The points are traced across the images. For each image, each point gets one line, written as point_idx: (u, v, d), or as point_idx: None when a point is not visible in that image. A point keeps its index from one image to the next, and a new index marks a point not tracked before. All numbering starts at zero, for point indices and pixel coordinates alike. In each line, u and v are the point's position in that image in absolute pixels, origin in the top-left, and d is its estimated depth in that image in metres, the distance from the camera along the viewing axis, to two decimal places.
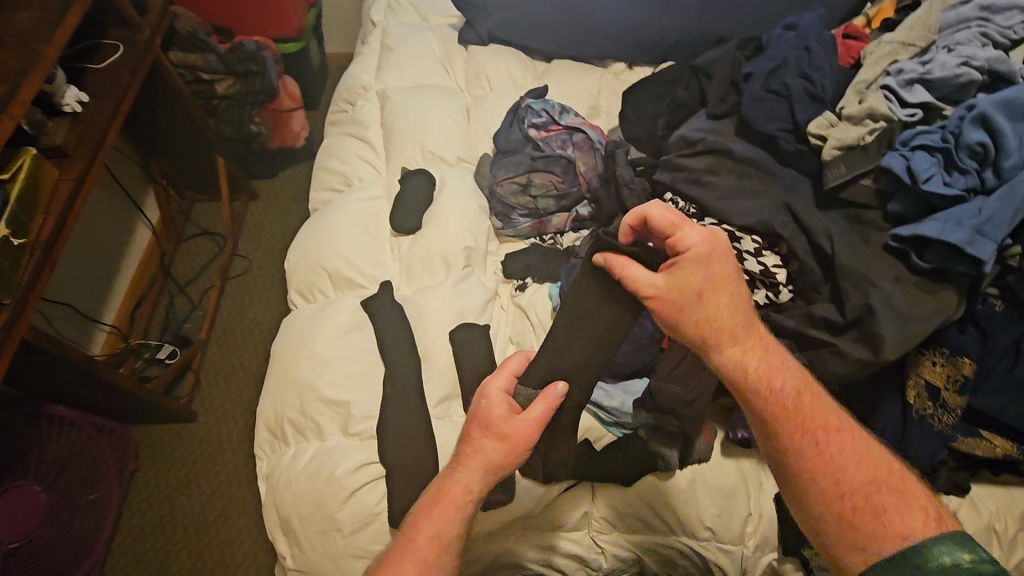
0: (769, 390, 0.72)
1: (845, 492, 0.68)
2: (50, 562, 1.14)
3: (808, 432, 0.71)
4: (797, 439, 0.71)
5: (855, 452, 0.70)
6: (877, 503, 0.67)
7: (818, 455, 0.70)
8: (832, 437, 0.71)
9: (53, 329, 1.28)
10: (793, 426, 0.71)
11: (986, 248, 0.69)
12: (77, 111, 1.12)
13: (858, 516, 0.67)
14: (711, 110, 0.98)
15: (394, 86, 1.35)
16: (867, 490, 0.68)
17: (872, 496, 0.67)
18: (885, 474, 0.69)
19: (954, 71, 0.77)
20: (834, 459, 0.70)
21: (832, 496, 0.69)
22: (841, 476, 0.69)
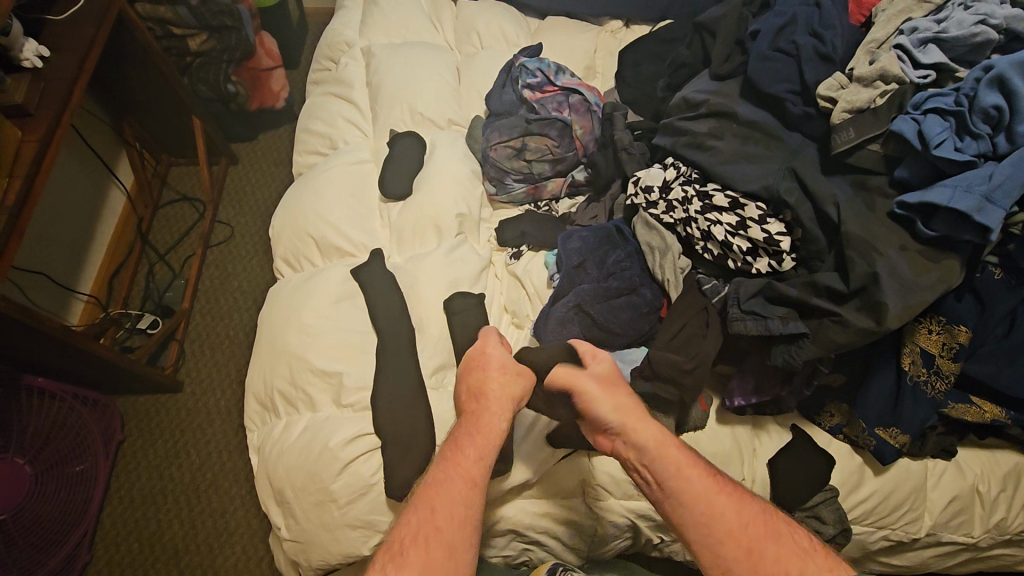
0: (671, 463, 0.78)
1: (749, 536, 0.72)
2: (38, 533, 1.14)
3: (711, 494, 0.76)
4: (700, 495, 0.76)
5: (749, 502, 0.76)
6: (776, 531, 0.73)
7: (726, 508, 0.74)
8: (733, 494, 0.76)
9: (28, 299, 1.23)
10: (695, 489, 0.76)
11: (994, 216, 0.68)
12: (38, 67, 1.04)
13: (764, 555, 0.71)
14: (715, 71, 0.95)
15: (380, 42, 1.29)
16: (768, 528, 0.73)
17: (773, 531, 0.73)
18: (777, 517, 0.75)
19: (971, 30, 0.74)
20: (737, 514, 0.74)
21: (739, 544, 0.72)
22: (743, 523, 0.73)
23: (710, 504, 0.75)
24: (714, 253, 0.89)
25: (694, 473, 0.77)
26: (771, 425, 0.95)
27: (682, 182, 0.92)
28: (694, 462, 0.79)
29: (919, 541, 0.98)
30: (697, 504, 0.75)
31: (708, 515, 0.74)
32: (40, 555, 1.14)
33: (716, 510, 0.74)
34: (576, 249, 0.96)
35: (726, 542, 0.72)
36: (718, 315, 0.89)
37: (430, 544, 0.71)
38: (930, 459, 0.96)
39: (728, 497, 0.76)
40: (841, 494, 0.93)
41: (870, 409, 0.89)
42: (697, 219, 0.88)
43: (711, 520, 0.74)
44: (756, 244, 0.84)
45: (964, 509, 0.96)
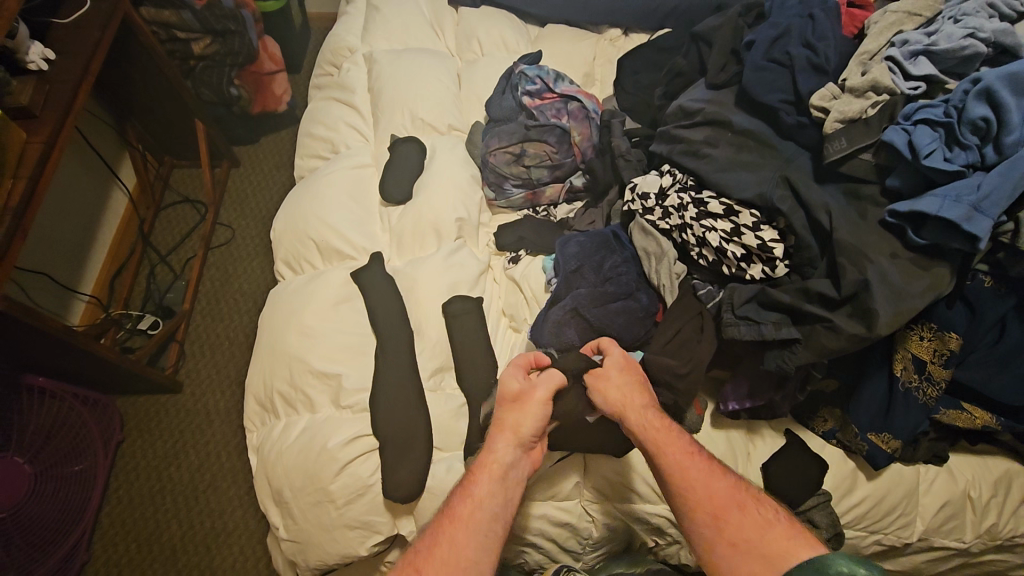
0: (652, 437, 0.81)
1: (715, 506, 0.75)
2: (37, 532, 1.14)
3: (682, 466, 0.78)
4: (671, 466, 0.79)
5: (721, 476, 0.78)
6: (743, 505, 0.75)
7: (694, 480, 0.77)
8: (704, 469, 0.79)
9: (30, 299, 1.24)
10: (669, 462, 0.79)
11: (983, 225, 0.69)
12: (44, 69, 1.06)
13: (729, 523, 0.74)
14: (711, 80, 0.97)
15: (382, 48, 1.30)
16: (733, 500, 0.75)
17: (739, 503, 0.75)
18: (746, 493, 0.77)
19: (959, 43, 0.76)
20: (705, 485, 0.77)
21: (706, 513, 0.75)
22: (710, 495, 0.76)
23: (681, 475, 0.78)
24: (709, 259, 0.90)
25: (671, 447, 0.80)
26: (765, 430, 0.96)
27: (678, 189, 0.94)
28: (674, 437, 0.81)
29: (911, 545, 0.99)
30: (669, 475, 0.78)
31: (678, 484, 0.78)
32: (38, 555, 1.14)
33: (687, 480, 0.77)
34: (573, 253, 0.97)
35: (696, 510, 0.76)
36: (713, 320, 0.90)
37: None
38: (922, 465, 0.97)
39: (699, 469, 0.78)
40: (834, 498, 0.94)
41: (863, 415, 0.90)
42: (692, 226, 0.90)
43: (682, 489, 0.77)
44: (750, 250, 0.85)
45: (956, 514, 0.97)
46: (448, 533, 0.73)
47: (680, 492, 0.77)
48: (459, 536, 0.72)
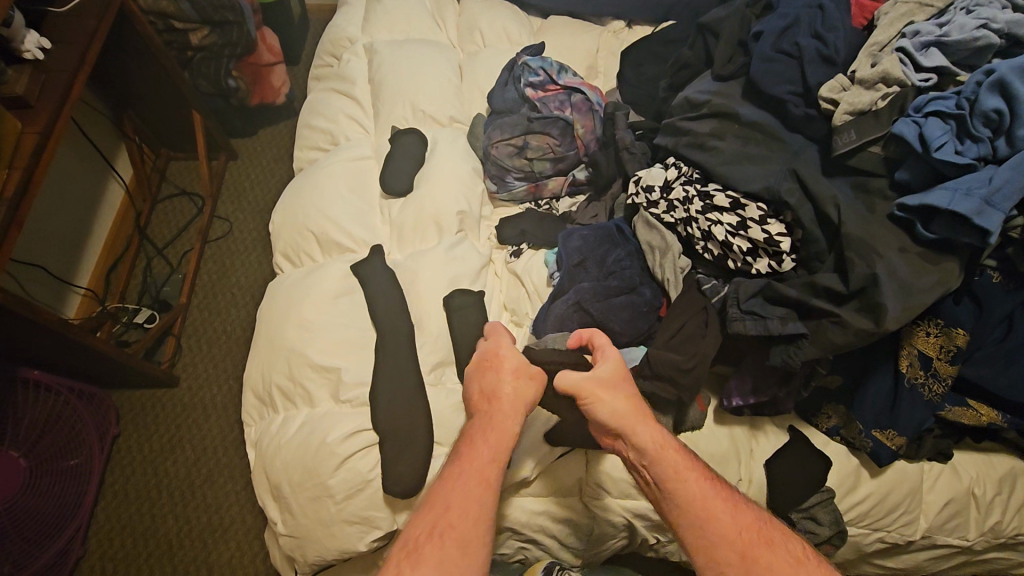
0: (668, 465, 0.76)
1: (743, 542, 0.71)
2: (31, 527, 1.13)
3: (706, 497, 0.74)
4: (693, 499, 0.74)
5: (747, 509, 0.74)
6: (771, 541, 0.71)
7: (720, 513, 0.73)
8: (732, 502, 0.75)
9: (25, 292, 1.23)
10: (692, 492, 0.75)
11: (994, 219, 0.68)
12: (39, 59, 1.04)
13: (758, 564, 0.69)
14: (718, 72, 0.96)
15: (383, 38, 1.29)
16: (764, 535, 0.72)
17: (768, 539, 0.71)
18: (774, 526, 0.73)
19: (972, 34, 0.74)
20: (732, 518, 0.73)
21: (733, 550, 0.71)
22: (739, 529, 0.72)
23: (702, 503, 0.74)
24: (714, 253, 0.90)
25: (693, 477, 0.76)
26: (768, 426, 0.95)
27: (683, 182, 0.92)
28: (693, 464, 0.78)
29: (914, 543, 0.99)
30: (690, 508, 0.74)
31: (701, 519, 0.73)
32: (32, 549, 1.13)
33: (716, 516, 0.73)
34: (576, 247, 0.96)
35: (721, 546, 0.71)
36: (717, 315, 0.89)
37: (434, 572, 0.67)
38: (926, 462, 0.96)
39: (724, 502, 0.74)
40: (838, 495, 0.93)
41: (868, 412, 0.89)
42: (698, 219, 0.89)
43: (706, 525, 0.73)
44: (756, 244, 0.84)
45: (959, 511, 0.96)
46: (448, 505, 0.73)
47: (701, 525, 0.73)
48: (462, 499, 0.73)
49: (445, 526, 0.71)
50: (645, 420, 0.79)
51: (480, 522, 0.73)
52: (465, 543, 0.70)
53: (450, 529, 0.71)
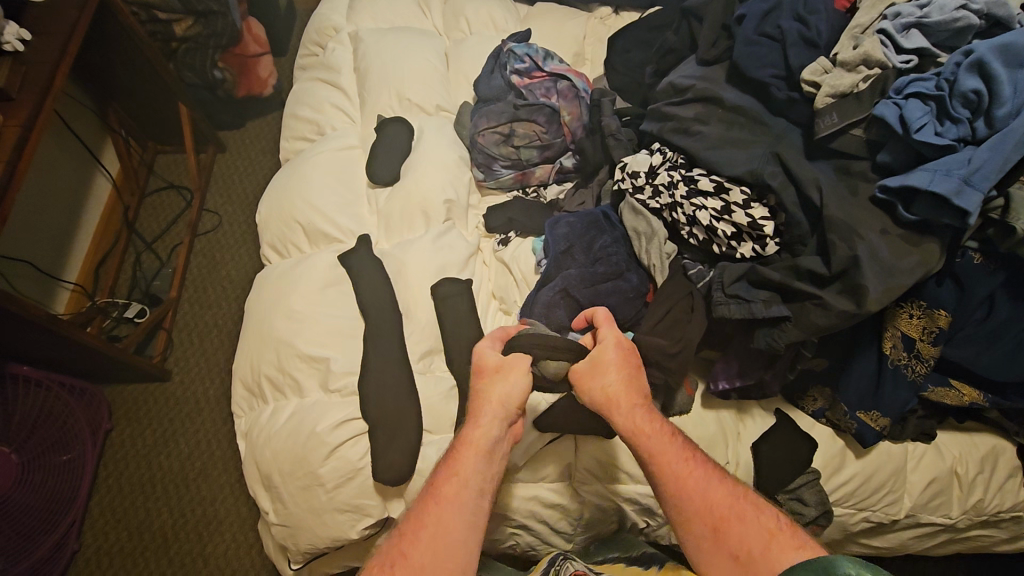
0: (646, 443, 0.76)
1: (716, 516, 0.71)
2: (25, 522, 1.13)
3: (681, 470, 0.74)
4: (668, 473, 0.74)
5: (721, 481, 0.74)
6: (744, 514, 0.71)
7: (693, 485, 0.73)
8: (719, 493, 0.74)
9: (13, 288, 1.22)
10: (673, 469, 0.74)
11: (973, 199, 0.69)
12: (19, 50, 1.02)
13: (731, 536, 0.69)
14: (702, 56, 0.95)
15: (368, 27, 1.28)
16: (736, 509, 0.71)
17: (740, 514, 0.71)
18: (750, 498, 0.73)
19: (952, 15, 0.75)
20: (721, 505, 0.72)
21: (707, 524, 0.71)
22: (711, 504, 0.72)
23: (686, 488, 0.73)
24: (699, 238, 0.90)
25: (670, 450, 0.76)
26: (755, 409, 0.96)
27: (668, 167, 0.92)
28: (672, 437, 0.78)
29: (899, 522, 1.00)
30: (666, 482, 0.74)
31: (676, 492, 0.73)
32: (27, 544, 1.14)
33: (706, 504, 0.72)
34: (563, 234, 0.97)
35: (695, 520, 0.72)
36: (703, 300, 0.89)
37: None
38: (910, 442, 0.97)
39: (698, 476, 0.74)
40: (823, 476, 0.95)
41: (852, 394, 0.90)
42: (682, 204, 0.89)
43: (691, 501, 0.73)
44: (741, 228, 0.84)
45: (942, 490, 0.98)
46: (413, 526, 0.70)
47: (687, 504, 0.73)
48: (429, 525, 0.69)
49: (399, 555, 0.67)
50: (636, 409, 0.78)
51: (448, 550, 0.67)
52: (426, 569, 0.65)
53: (406, 555, 0.67)
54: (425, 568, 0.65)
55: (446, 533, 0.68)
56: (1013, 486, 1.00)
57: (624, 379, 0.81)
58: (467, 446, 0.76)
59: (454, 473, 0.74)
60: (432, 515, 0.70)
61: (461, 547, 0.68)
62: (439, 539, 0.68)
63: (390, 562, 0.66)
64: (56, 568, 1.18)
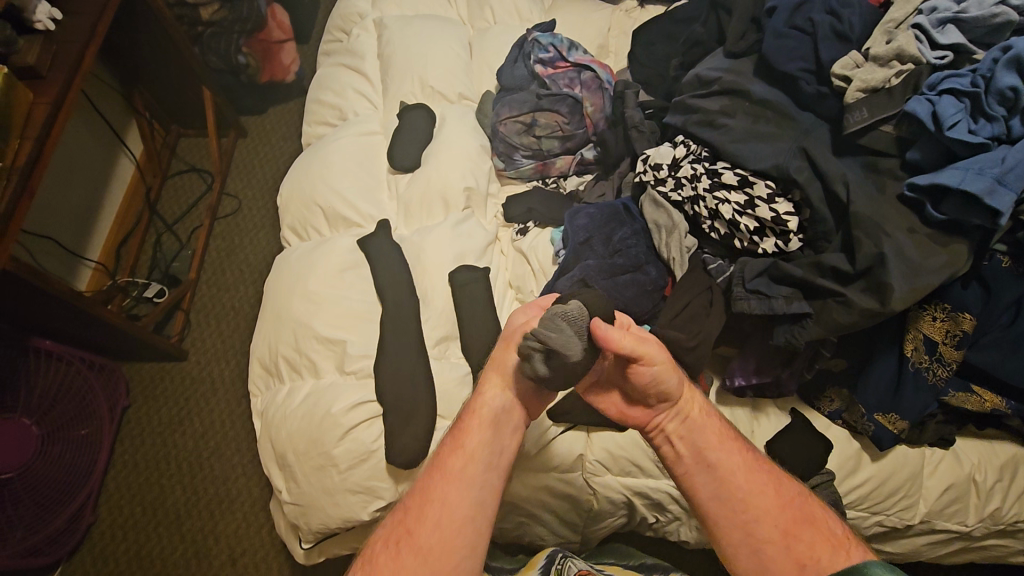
0: (711, 435, 0.75)
1: (786, 520, 0.69)
2: (44, 492, 1.16)
3: (750, 470, 0.73)
4: (735, 472, 0.72)
5: (789, 485, 0.73)
6: (814, 520, 0.69)
7: (764, 487, 0.71)
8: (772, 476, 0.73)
9: (37, 263, 1.25)
10: (721, 458, 0.73)
11: (1005, 199, 0.68)
12: (50, 29, 1.03)
13: (801, 543, 0.67)
14: (730, 48, 0.94)
15: (392, 14, 1.28)
16: (804, 514, 0.70)
17: (811, 518, 0.69)
18: (817, 505, 0.72)
19: (990, 10, 0.74)
20: (771, 496, 0.71)
21: (777, 526, 0.69)
22: (780, 506, 0.70)
23: (735, 478, 0.72)
24: (720, 233, 0.89)
25: (735, 447, 0.75)
26: (771, 408, 0.95)
27: (692, 160, 0.92)
28: (735, 436, 0.77)
29: (913, 528, 0.99)
30: (733, 477, 0.72)
31: (743, 492, 0.71)
32: (45, 514, 1.17)
33: (756, 497, 0.71)
34: (583, 225, 0.96)
35: (763, 522, 0.69)
36: (722, 295, 0.89)
37: (410, 557, 0.65)
38: (928, 448, 0.96)
39: (765, 476, 0.72)
40: (837, 477, 0.94)
41: (871, 395, 0.89)
42: (705, 198, 0.88)
43: (745, 498, 0.71)
44: (764, 223, 0.83)
45: (959, 497, 0.96)
46: (420, 503, 0.69)
47: (743, 501, 0.71)
48: (436, 505, 0.68)
49: (402, 533, 0.67)
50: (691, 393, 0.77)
51: (455, 535, 0.67)
52: (428, 554, 0.65)
53: (408, 536, 0.67)
54: (430, 548, 0.66)
55: (454, 513, 0.68)
56: None
57: (673, 368, 0.75)
58: (475, 418, 0.74)
59: (462, 443, 0.72)
60: (438, 491, 0.69)
61: (465, 522, 0.68)
62: (445, 517, 0.67)
63: (393, 541, 0.67)
64: (72, 539, 1.21)
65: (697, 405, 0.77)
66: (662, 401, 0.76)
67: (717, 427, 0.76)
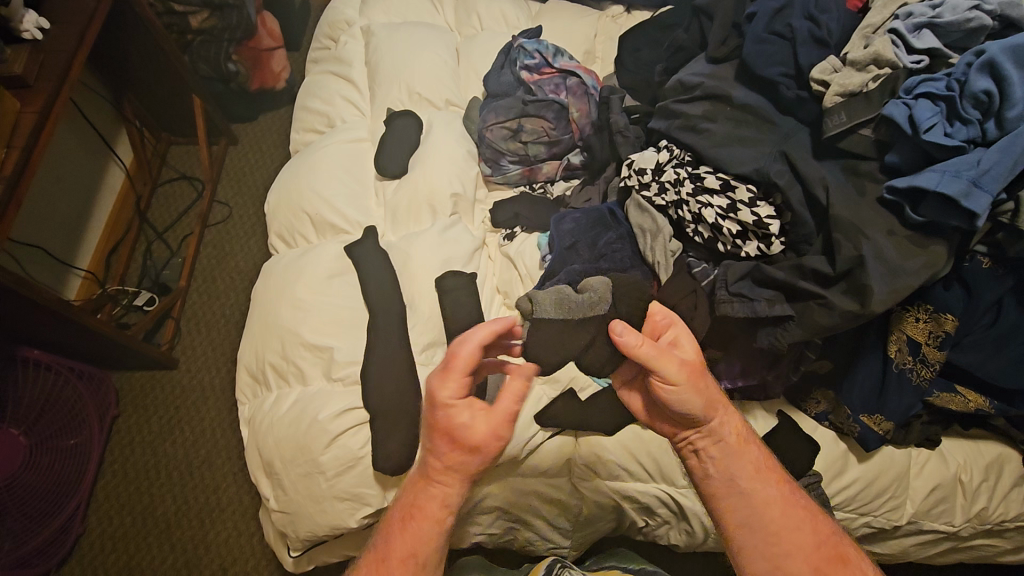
0: (747, 464, 0.73)
1: (818, 557, 0.69)
2: (33, 504, 1.16)
3: (786, 504, 0.72)
4: (771, 505, 0.71)
5: (824, 520, 0.72)
6: (846, 560, 0.69)
7: (801, 522, 0.71)
8: (807, 509, 0.73)
9: (25, 272, 1.24)
10: (757, 488, 0.72)
11: (981, 201, 0.69)
12: (37, 39, 1.03)
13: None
14: (712, 53, 0.95)
15: (380, 21, 1.29)
16: (837, 552, 0.69)
17: (843, 557, 0.69)
18: (847, 540, 0.71)
19: (965, 15, 0.75)
20: (808, 531, 0.70)
21: (807, 562, 0.69)
22: (816, 544, 0.70)
23: (770, 509, 0.71)
24: (704, 236, 0.90)
25: (772, 478, 0.73)
26: (758, 410, 0.95)
27: (675, 164, 0.92)
28: (773, 467, 0.74)
29: (901, 528, 0.99)
30: (769, 511, 0.71)
31: (778, 526, 0.70)
32: (33, 526, 1.16)
33: (791, 528, 0.70)
34: (568, 230, 0.97)
35: (796, 558, 0.69)
36: (707, 298, 0.89)
37: None
38: (914, 448, 0.97)
39: (802, 511, 0.72)
40: (825, 479, 0.94)
41: (855, 396, 0.89)
42: (688, 202, 0.89)
43: (782, 530, 0.70)
44: (746, 227, 0.84)
45: (946, 497, 0.97)
46: None
47: (778, 534, 0.70)
48: None
49: None
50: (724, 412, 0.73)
51: None
52: None
53: None
54: None
55: None
56: (1018, 496, 0.98)
57: (697, 390, 0.70)
58: (444, 471, 0.68)
59: (432, 484, 0.69)
60: None
61: None
62: None
63: None
64: (61, 551, 1.20)
65: (732, 428, 0.74)
66: (690, 420, 0.72)
67: (750, 455, 0.74)
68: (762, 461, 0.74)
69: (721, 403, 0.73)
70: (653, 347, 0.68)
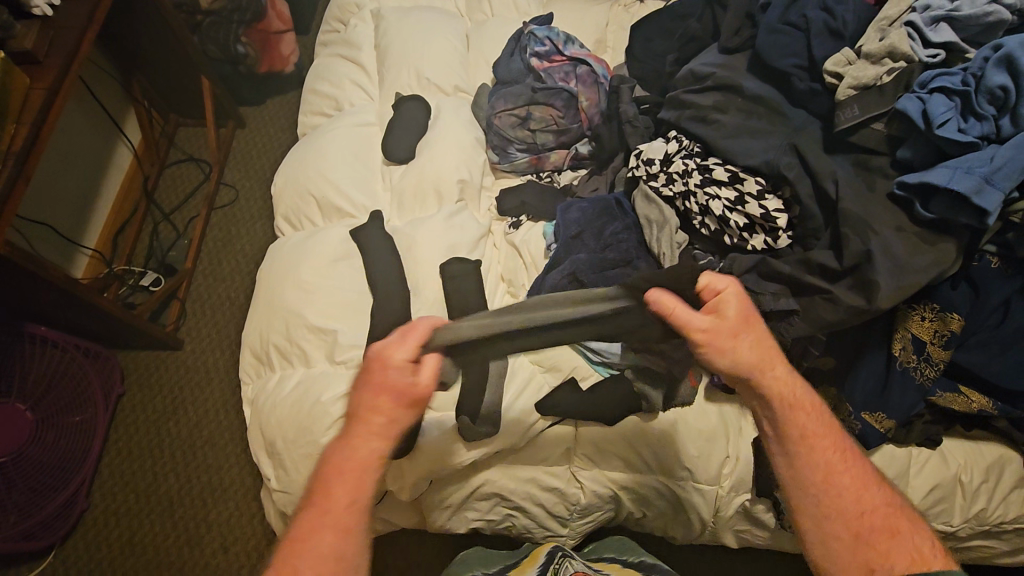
0: (797, 427, 0.70)
1: (862, 524, 0.66)
2: (38, 478, 1.17)
3: (832, 474, 0.69)
4: (817, 467, 0.69)
5: (877, 492, 0.69)
6: (897, 530, 0.66)
7: (846, 489, 0.68)
8: (861, 474, 0.69)
9: (33, 248, 1.25)
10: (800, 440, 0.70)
11: (993, 198, 0.68)
12: (47, 15, 1.03)
13: (874, 549, 0.65)
14: (724, 44, 0.94)
15: (390, 5, 1.28)
16: (890, 523, 0.66)
17: (894, 528, 0.66)
18: (902, 513, 0.68)
19: (983, 9, 0.74)
20: (856, 496, 0.68)
21: (848, 527, 0.66)
22: (860, 512, 0.67)
23: (812, 465, 0.69)
24: (711, 228, 0.89)
25: (825, 445, 0.70)
26: None
27: (683, 155, 0.92)
28: (827, 430, 0.71)
29: None
30: (810, 475, 0.69)
31: (821, 486, 0.68)
32: (39, 499, 1.17)
33: (836, 490, 0.68)
34: (575, 219, 0.96)
35: (837, 520, 0.67)
36: None
37: None
38: (914, 447, 0.96)
39: (854, 477, 0.69)
40: None
41: (858, 394, 0.89)
42: (696, 193, 0.88)
43: (825, 492, 0.68)
44: (753, 220, 0.84)
45: (945, 497, 0.97)
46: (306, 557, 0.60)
47: (823, 497, 0.68)
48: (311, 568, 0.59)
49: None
50: (781, 370, 0.72)
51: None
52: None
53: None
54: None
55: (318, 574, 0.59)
56: (1017, 498, 0.98)
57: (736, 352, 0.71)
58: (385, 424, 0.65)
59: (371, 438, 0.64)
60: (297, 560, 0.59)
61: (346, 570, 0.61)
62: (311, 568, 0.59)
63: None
64: (65, 525, 1.21)
65: (789, 387, 0.72)
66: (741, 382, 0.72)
67: (806, 416, 0.71)
68: (816, 411, 0.72)
69: (768, 366, 0.72)
70: (684, 313, 0.72)
